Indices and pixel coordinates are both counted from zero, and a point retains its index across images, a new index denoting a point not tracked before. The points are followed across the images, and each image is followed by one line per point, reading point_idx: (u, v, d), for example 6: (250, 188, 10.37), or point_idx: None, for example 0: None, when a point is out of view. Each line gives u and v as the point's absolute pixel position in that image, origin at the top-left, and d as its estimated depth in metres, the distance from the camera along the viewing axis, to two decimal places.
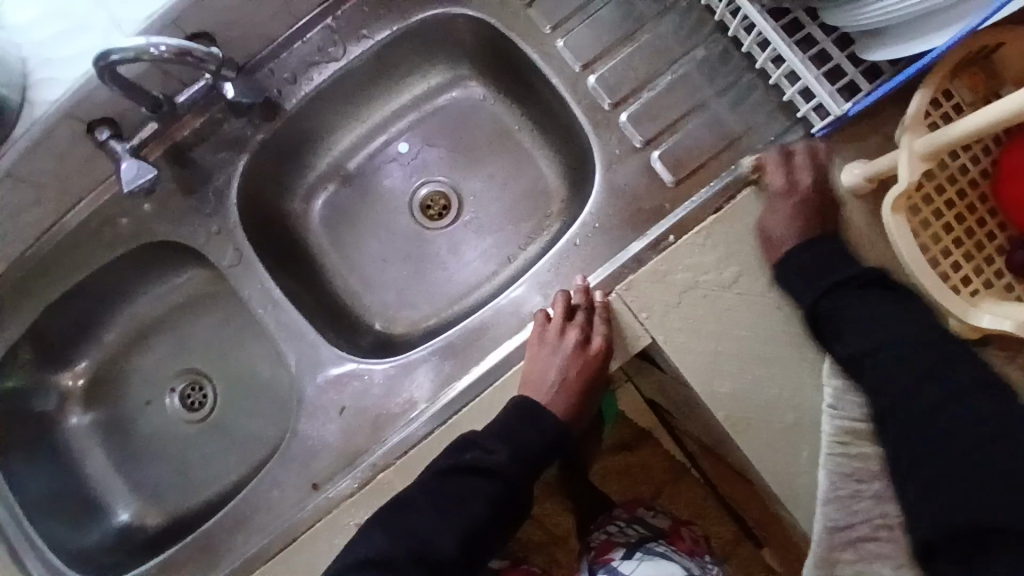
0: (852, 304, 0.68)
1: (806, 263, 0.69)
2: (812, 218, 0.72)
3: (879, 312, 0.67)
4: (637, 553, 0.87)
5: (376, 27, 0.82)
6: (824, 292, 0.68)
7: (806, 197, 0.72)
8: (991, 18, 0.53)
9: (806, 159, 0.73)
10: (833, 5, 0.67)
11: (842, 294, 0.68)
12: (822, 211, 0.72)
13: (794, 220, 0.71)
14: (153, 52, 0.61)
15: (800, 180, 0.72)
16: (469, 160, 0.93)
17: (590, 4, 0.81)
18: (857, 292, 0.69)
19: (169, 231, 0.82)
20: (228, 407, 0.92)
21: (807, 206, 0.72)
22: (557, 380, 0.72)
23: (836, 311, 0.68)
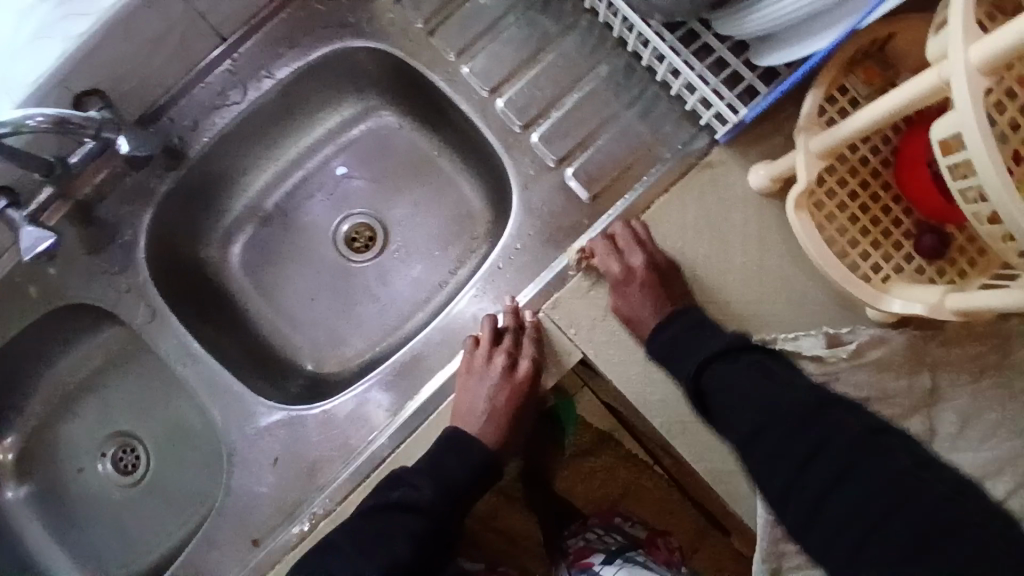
0: (727, 381, 0.63)
1: (680, 340, 0.68)
2: (662, 299, 0.71)
3: (735, 388, 0.62)
4: (618, 560, 0.83)
5: (275, 66, 0.81)
6: (698, 374, 0.65)
7: (643, 280, 0.71)
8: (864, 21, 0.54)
9: (626, 232, 0.74)
10: (722, 15, 0.69)
11: (724, 366, 0.64)
12: (661, 293, 0.71)
13: (648, 305, 0.70)
14: (30, 124, 0.59)
15: (634, 262, 0.72)
16: (390, 189, 0.91)
17: (492, 27, 0.81)
18: (726, 360, 0.65)
19: (80, 293, 0.79)
20: (164, 466, 0.88)
21: (655, 290, 0.71)
22: (485, 410, 0.71)
23: (716, 397, 0.63)
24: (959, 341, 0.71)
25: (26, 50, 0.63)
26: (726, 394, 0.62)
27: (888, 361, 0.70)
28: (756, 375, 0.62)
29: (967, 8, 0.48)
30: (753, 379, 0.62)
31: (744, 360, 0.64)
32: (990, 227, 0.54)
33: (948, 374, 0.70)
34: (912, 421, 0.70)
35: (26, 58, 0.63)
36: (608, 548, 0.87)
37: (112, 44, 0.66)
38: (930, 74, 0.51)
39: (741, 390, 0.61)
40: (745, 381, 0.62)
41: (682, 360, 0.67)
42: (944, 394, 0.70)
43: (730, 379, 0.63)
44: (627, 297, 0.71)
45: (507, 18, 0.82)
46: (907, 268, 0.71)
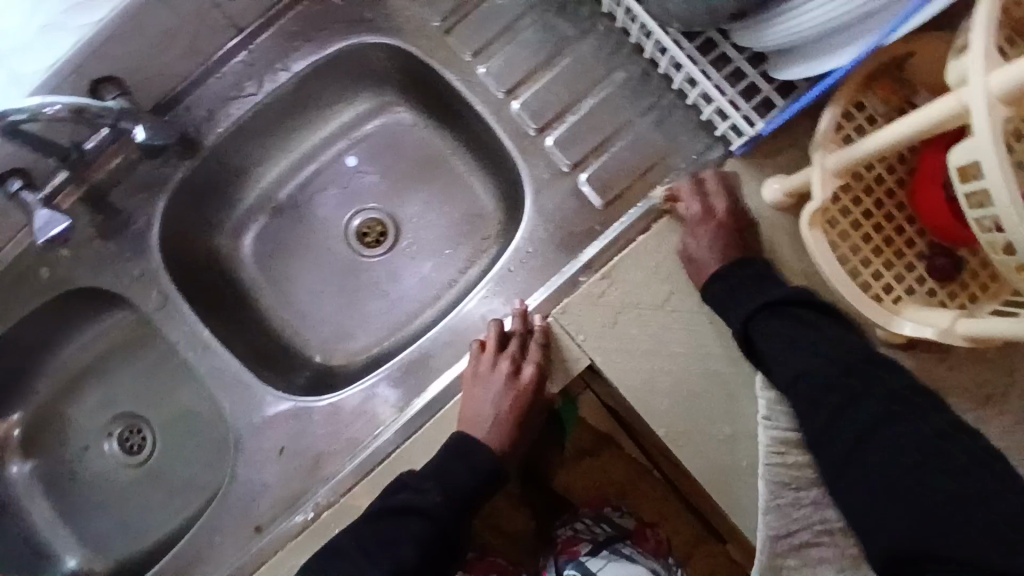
0: (774, 336, 0.64)
1: (753, 274, 0.70)
2: (730, 247, 0.71)
3: (792, 338, 0.63)
4: (604, 552, 0.85)
5: (291, 59, 0.81)
6: (750, 319, 0.66)
7: (722, 224, 0.72)
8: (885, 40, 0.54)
9: (714, 184, 0.74)
10: (741, 28, 0.68)
11: (774, 319, 0.65)
12: (738, 238, 0.72)
13: (717, 247, 0.70)
14: (47, 112, 0.60)
15: (714, 206, 0.73)
16: (402, 185, 0.92)
17: (511, 29, 0.81)
18: (774, 316, 0.65)
19: (92, 277, 0.80)
20: (169, 450, 0.89)
21: (728, 238, 0.71)
22: (491, 416, 0.72)
23: (761, 331, 0.65)
24: (968, 365, 0.70)
25: (40, 40, 0.63)
26: (777, 349, 0.64)
27: None
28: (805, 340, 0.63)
29: (989, 34, 0.48)
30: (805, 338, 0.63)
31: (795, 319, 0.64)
32: (1005, 256, 0.53)
33: (954, 398, 0.70)
34: None
35: (39, 47, 0.63)
36: (594, 538, 0.88)
37: (132, 33, 0.66)
38: (949, 100, 0.50)
39: (791, 341, 0.63)
40: (780, 333, 0.64)
41: (737, 308, 0.68)
42: (951, 415, 0.70)
43: (775, 330, 0.65)
44: (702, 241, 0.71)
45: (525, 20, 0.81)
46: (919, 290, 0.71)
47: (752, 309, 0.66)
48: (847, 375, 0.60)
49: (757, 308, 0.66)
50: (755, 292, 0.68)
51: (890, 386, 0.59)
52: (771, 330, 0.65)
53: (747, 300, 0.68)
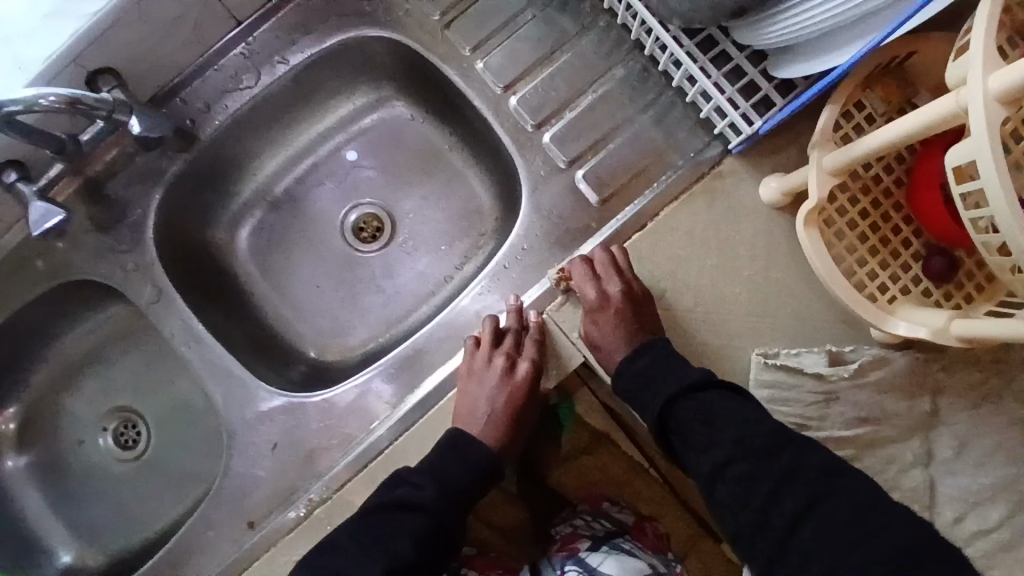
0: (699, 412, 0.63)
1: (643, 374, 0.68)
2: (633, 332, 0.71)
3: (705, 424, 0.62)
4: (605, 547, 0.84)
5: (289, 52, 0.80)
6: (671, 402, 0.65)
7: (626, 307, 0.71)
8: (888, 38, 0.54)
9: (609, 263, 0.73)
10: (742, 23, 0.68)
11: (695, 398, 0.64)
12: (637, 321, 0.71)
13: (619, 332, 0.70)
14: (43, 103, 0.59)
15: (632, 284, 0.72)
16: (400, 181, 0.91)
17: (510, 23, 0.81)
18: (700, 394, 0.64)
19: (88, 270, 0.79)
20: (164, 442, 0.89)
21: (635, 319, 0.71)
22: (487, 412, 0.71)
23: (681, 416, 0.64)
24: (962, 366, 0.71)
25: (45, 26, 0.63)
26: (698, 425, 0.63)
27: (890, 382, 0.70)
28: (716, 418, 0.62)
29: (989, 33, 0.47)
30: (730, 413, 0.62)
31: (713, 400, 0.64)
32: (999, 257, 0.53)
33: (948, 400, 0.70)
34: (912, 443, 0.70)
35: (41, 34, 0.63)
36: (595, 534, 0.88)
37: (129, 24, 0.66)
38: (947, 100, 0.50)
39: (716, 421, 0.62)
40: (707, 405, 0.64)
41: (643, 397, 0.67)
42: (945, 417, 0.70)
43: (701, 412, 0.63)
44: (604, 327, 0.71)
45: (525, 14, 0.81)
46: (914, 290, 0.71)
47: (676, 390, 0.65)
48: (761, 451, 0.60)
49: (675, 391, 0.65)
50: (660, 384, 0.66)
51: (818, 459, 0.60)
52: (697, 407, 0.64)
53: (664, 387, 0.66)
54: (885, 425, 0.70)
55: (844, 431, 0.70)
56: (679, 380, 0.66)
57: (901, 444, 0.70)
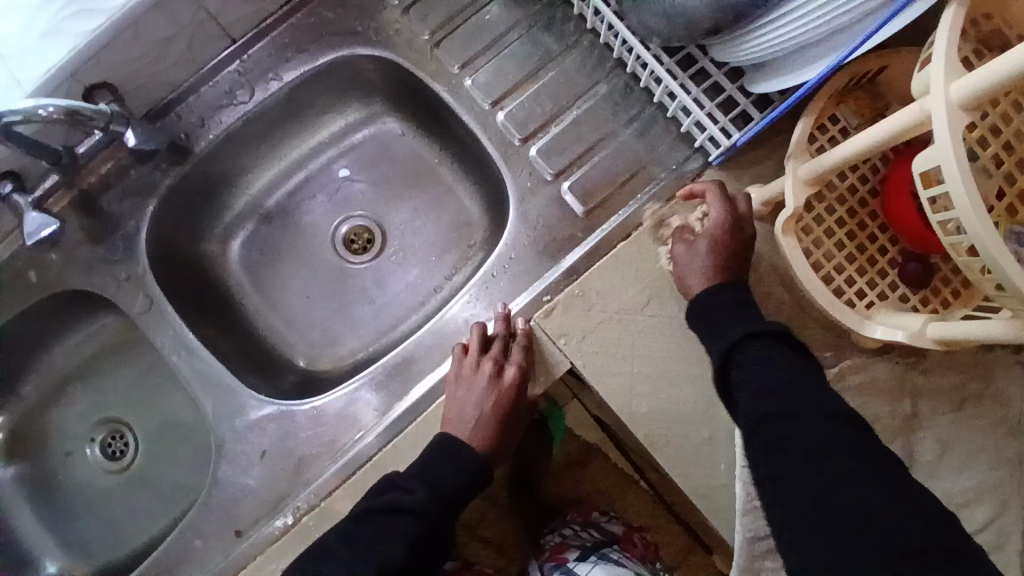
0: (758, 365, 0.57)
1: (721, 303, 0.65)
2: (728, 262, 0.69)
3: (765, 381, 0.56)
4: (593, 557, 0.84)
5: (282, 69, 0.83)
6: (731, 350, 0.60)
7: (729, 236, 0.70)
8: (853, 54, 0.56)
9: (715, 197, 0.72)
10: (717, 41, 0.71)
11: (758, 345, 0.59)
12: (732, 256, 0.69)
13: (710, 264, 0.68)
14: (42, 114, 0.60)
15: (743, 219, 0.71)
16: (390, 194, 0.93)
17: (498, 42, 0.84)
18: (758, 340, 0.59)
19: (80, 281, 0.80)
20: (153, 455, 0.89)
21: (731, 254, 0.69)
22: (474, 417, 0.72)
23: (740, 366, 0.58)
24: (941, 370, 0.72)
25: (39, 44, 0.64)
26: (754, 379, 0.57)
27: (871, 386, 0.72)
28: (787, 380, 0.55)
29: (949, 45, 0.50)
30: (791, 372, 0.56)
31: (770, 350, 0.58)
32: (968, 258, 0.55)
33: (928, 403, 0.72)
34: (894, 447, 0.71)
35: (39, 50, 0.64)
36: (584, 543, 0.88)
37: (126, 42, 0.68)
38: (912, 108, 0.52)
39: (776, 378, 0.55)
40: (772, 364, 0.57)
41: (711, 333, 0.64)
42: (925, 420, 0.72)
43: (768, 361, 0.57)
44: (693, 253, 0.70)
45: (511, 33, 0.84)
46: (892, 296, 0.73)
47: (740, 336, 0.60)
48: (815, 408, 0.53)
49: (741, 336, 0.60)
50: (730, 322, 0.63)
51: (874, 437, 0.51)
52: (753, 356, 0.58)
53: (725, 330, 0.62)
54: None
55: None
56: (738, 327, 0.61)
57: (883, 448, 0.71)
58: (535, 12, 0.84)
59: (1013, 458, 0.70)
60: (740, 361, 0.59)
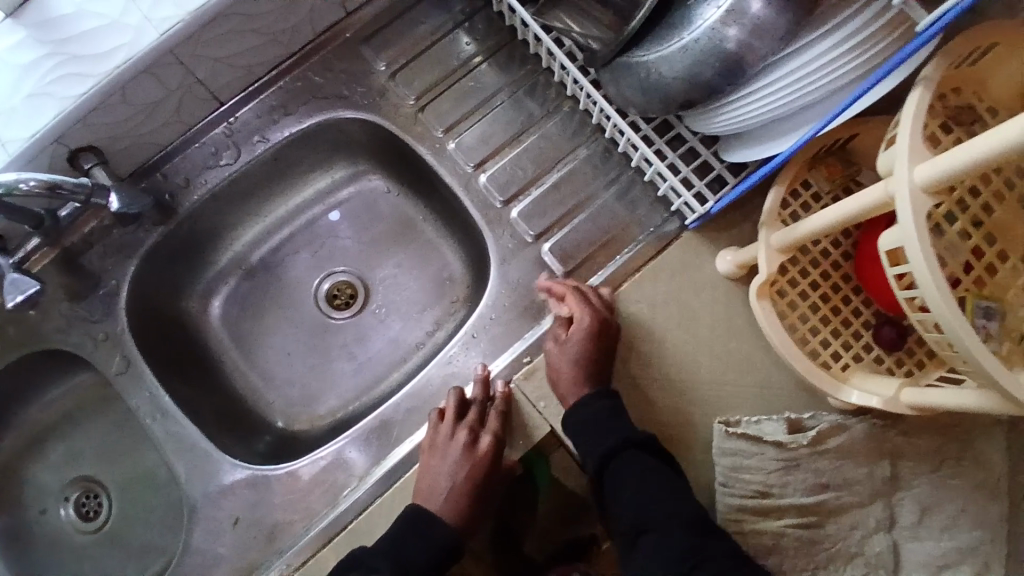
0: (631, 480, 0.66)
1: (599, 409, 0.69)
2: (594, 366, 0.73)
3: (640, 495, 0.65)
4: None
5: (270, 130, 0.84)
6: (604, 463, 0.67)
7: (595, 338, 0.74)
8: (828, 124, 0.60)
9: (595, 297, 0.76)
10: (691, 113, 0.73)
11: (627, 465, 0.67)
12: (599, 358, 0.74)
13: (580, 367, 0.72)
14: (22, 187, 0.61)
15: (596, 315, 0.74)
16: (374, 250, 0.94)
17: (482, 106, 0.86)
18: (627, 461, 0.67)
19: (58, 339, 0.80)
20: (127, 514, 0.87)
21: (599, 352, 0.74)
22: (448, 487, 0.71)
23: (615, 481, 0.67)
24: (918, 431, 0.72)
25: (22, 107, 0.65)
26: (629, 497, 0.65)
27: (849, 449, 0.72)
28: (651, 493, 0.65)
29: (914, 129, 0.52)
30: (659, 487, 0.65)
31: (636, 470, 0.66)
32: (937, 334, 0.55)
33: (905, 464, 0.72)
34: (875, 508, 0.72)
35: (25, 115, 0.64)
36: None
37: (112, 107, 0.69)
38: (877, 188, 0.54)
39: (647, 496, 0.65)
40: (642, 478, 0.66)
41: (594, 446, 0.68)
42: (905, 482, 0.72)
43: (635, 472, 0.66)
44: (566, 350, 0.74)
45: (496, 98, 0.86)
46: (867, 358, 0.73)
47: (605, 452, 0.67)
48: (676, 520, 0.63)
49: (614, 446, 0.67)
50: (608, 428, 0.68)
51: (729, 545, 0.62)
52: (628, 473, 0.66)
53: (601, 441, 0.68)
54: (846, 492, 0.72)
55: (804, 499, 0.71)
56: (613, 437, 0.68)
57: (862, 510, 0.72)
58: (519, 78, 0.87)
59: (993, 518, 0.69)
60: (616, 471, 0.67)
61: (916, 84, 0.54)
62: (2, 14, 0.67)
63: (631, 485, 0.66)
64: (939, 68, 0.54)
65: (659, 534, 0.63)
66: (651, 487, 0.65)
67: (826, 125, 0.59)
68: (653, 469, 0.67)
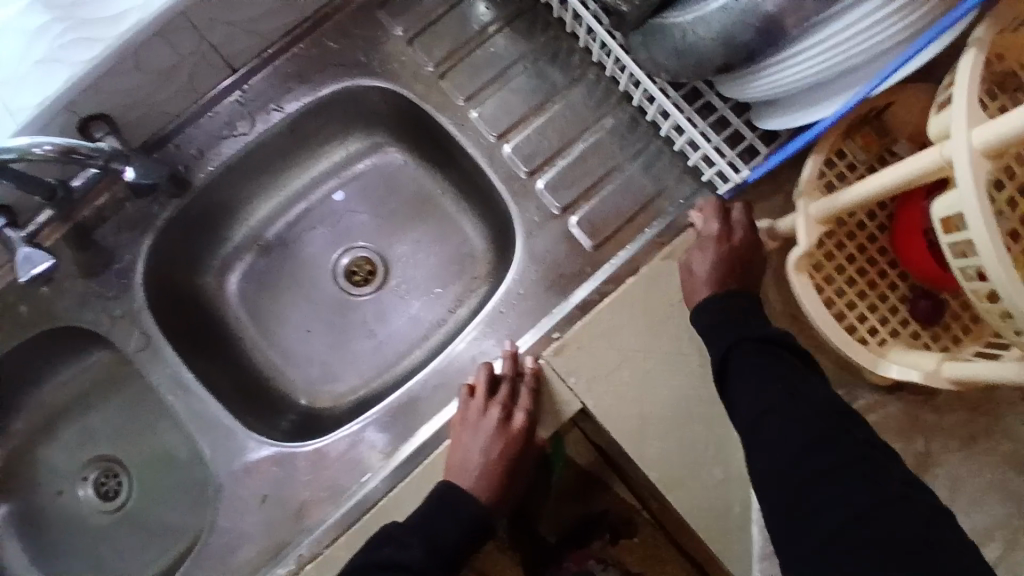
0: (748, 371, 0.60)
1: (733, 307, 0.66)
2: (730, 273, 0.69)
3: (758, 382, 0.58)
4: None
5: (285, 100, 0.81)
6: (728, 353, 0.62)
7: (734, 249, 0.70)
8: (875, 88, 0.57)
9: (740, 216, 0.73)
10: (725, 80, 0.70)
11: (751, 356, 0.61)
12: (734, 270, 0.70)
13: (715, 269, 0.69)
14: (36, 152, 0.58)
15: (733, 232, 0.72)
16: (392, 225, 0.92)
17: (504, 75, 0.83)
18: (752, 352, 0.61)
19: (73, 317, 0.78)
20: (147, 494, 0.86)
21: (731, 259, 0.70)
22: (479, 465, 0.70)
23: (737, 370, 0.61)
24: (952, 407, 0.71)
25: (34, 72, 0.62)
26: (747, 386, 0.59)
27: (883, 424, 0.71)
28: (774, 380, 0.58)
29: (972, 92, 0.49)
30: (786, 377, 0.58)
31: (756, 358, 0.60)
32: (987, 303, 0.54)
33: (938, 440, 0.70)
34: None
35: (35, 80, 0.62)
36: None
37: (125, 72, 0.66)
38: (931, 153, 0.52)
39: (765, 381, 0.58)
40: (775, 367, 0.59)
41: (717, 338, 0.64)
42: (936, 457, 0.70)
43: (756, 366, 0.60)
44: (703, 254, 0.71)
45: (517, 66, 0.83)
46: (903, 332, 0.71)
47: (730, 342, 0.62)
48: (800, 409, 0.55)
49: (736, 339, 0.62)
50: (739, 326, 0.64)
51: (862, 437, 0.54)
52: (748, 362, 0.60)
53: (723, 335, 0.64)
54: None
55: None
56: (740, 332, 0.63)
57: None
58: (541, 45, 0.83)
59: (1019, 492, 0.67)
60: (735, 363, 0.61)
61: (967, 47, 0.52)
62: None
63: (751, 374, 0.59)
64: (992, 29, 0.52)
65: (786, 417, 0.55)
66: (773, 377, 0.58)
67: (868, 93, 0.57)
68: (777, 353, 0.60)
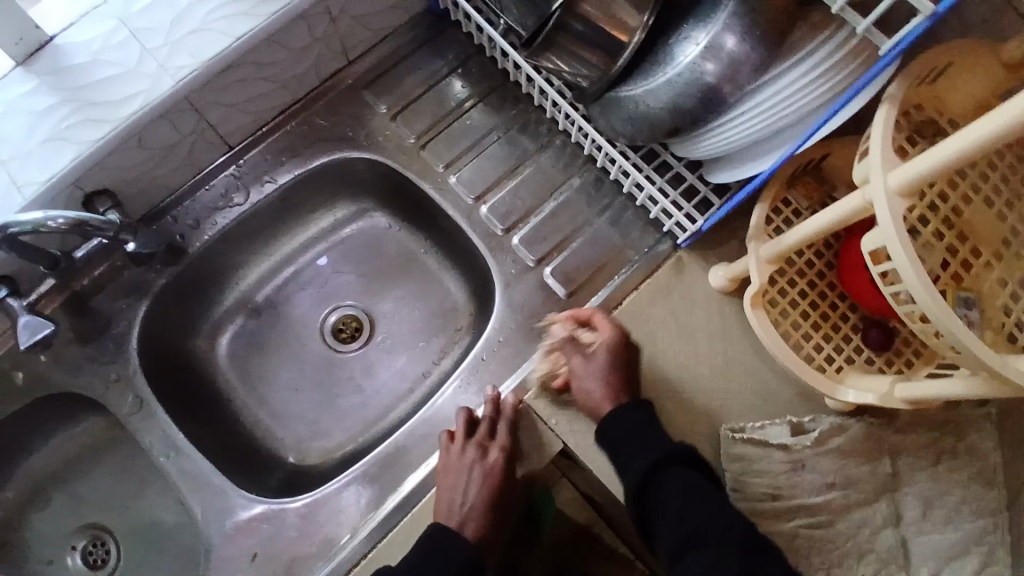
0: (670, 491, 0.65)
1: (631, 421, 0.70)
2: (625, 382, 0.74)
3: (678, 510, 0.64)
4: None
5: (278, 172, 0.88)
6: (649, 471, 0.67)
7: (621, 357, 0.75)
8: (804, 143, 0.65)
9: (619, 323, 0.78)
10: (676, 141, 0.78)
11: (671, 472, 0.67)
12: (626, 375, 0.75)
13: (608, 384, 0.73)
14: (50, 225, 0.63)
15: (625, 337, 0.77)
16: (377, 284, 0.97)
17: (480, 143, 0.91)
18: (671, 475, 0.66)
19: (67, 382, 0.80)
20: (134, 561, 0.85)
21: (625, 367, 0.75)
22: (464, 503, 0.72)
23: (658, 488, 0.66)
24: (915, 428, 0.71)
25: (41, 150, 0.67)
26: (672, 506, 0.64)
27: (851, 448, 0.72)
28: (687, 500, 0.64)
29: (887, 144, 0.56)
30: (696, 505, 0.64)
31: (670, 487, 0.66)
32: (922, 324, 0.59)
33: (907, 463, 0.71)
34: (879, 506, 0.70)
35: (44, 159, 0.67)
36: None
37: (128, 149, 0.72)
38: (856, 196, 0.59)
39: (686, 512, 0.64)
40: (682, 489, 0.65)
41: (635, 456, 0.68)
42: (905, 480, 0.70)
43: (677, 486, 0.65)
44: (595, 366, 0.74)
45: (491, 135, 0.91)
46: (858, 359, 0.77)
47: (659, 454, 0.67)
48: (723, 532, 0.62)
49: (651, 459, 0.67)
50: (640, 446, 0.69)
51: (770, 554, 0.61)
52: (667, 485, 0.66)
53: (636, 456, 0.68)
54: (852, 490, 0.70)
55: (813, 499, 0.70)
56: (652, 451, 0.68)
57: (869, 507, 0.70)
58: (512, 117, 0.92)
59: None
60: (652, 486, 0.66)
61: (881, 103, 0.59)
62: (14, 65, 0.71)
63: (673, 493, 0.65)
64: (901, 89, 0.59)
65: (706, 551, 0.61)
66: (692, 500, 0.64)
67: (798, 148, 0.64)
68: (697, 481, 0.66)
